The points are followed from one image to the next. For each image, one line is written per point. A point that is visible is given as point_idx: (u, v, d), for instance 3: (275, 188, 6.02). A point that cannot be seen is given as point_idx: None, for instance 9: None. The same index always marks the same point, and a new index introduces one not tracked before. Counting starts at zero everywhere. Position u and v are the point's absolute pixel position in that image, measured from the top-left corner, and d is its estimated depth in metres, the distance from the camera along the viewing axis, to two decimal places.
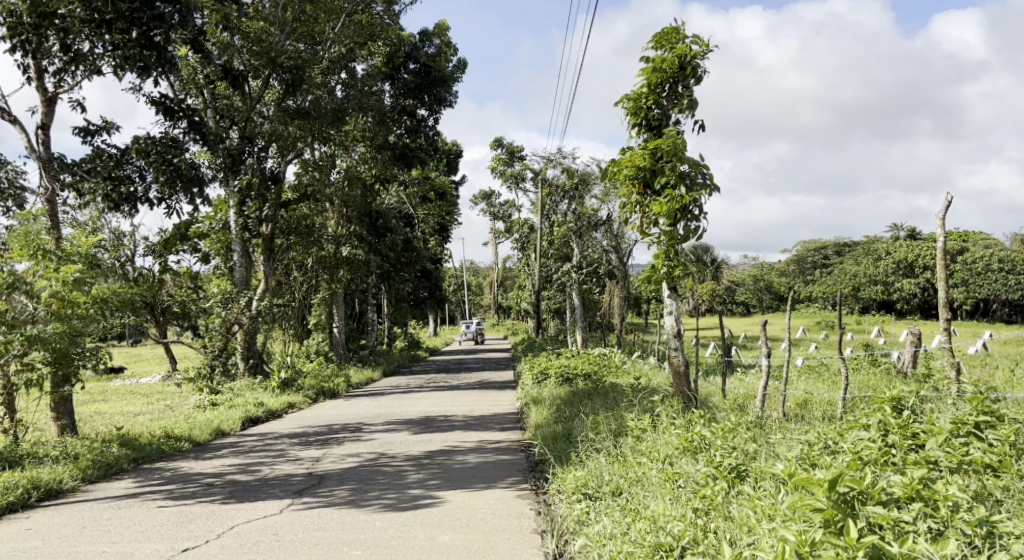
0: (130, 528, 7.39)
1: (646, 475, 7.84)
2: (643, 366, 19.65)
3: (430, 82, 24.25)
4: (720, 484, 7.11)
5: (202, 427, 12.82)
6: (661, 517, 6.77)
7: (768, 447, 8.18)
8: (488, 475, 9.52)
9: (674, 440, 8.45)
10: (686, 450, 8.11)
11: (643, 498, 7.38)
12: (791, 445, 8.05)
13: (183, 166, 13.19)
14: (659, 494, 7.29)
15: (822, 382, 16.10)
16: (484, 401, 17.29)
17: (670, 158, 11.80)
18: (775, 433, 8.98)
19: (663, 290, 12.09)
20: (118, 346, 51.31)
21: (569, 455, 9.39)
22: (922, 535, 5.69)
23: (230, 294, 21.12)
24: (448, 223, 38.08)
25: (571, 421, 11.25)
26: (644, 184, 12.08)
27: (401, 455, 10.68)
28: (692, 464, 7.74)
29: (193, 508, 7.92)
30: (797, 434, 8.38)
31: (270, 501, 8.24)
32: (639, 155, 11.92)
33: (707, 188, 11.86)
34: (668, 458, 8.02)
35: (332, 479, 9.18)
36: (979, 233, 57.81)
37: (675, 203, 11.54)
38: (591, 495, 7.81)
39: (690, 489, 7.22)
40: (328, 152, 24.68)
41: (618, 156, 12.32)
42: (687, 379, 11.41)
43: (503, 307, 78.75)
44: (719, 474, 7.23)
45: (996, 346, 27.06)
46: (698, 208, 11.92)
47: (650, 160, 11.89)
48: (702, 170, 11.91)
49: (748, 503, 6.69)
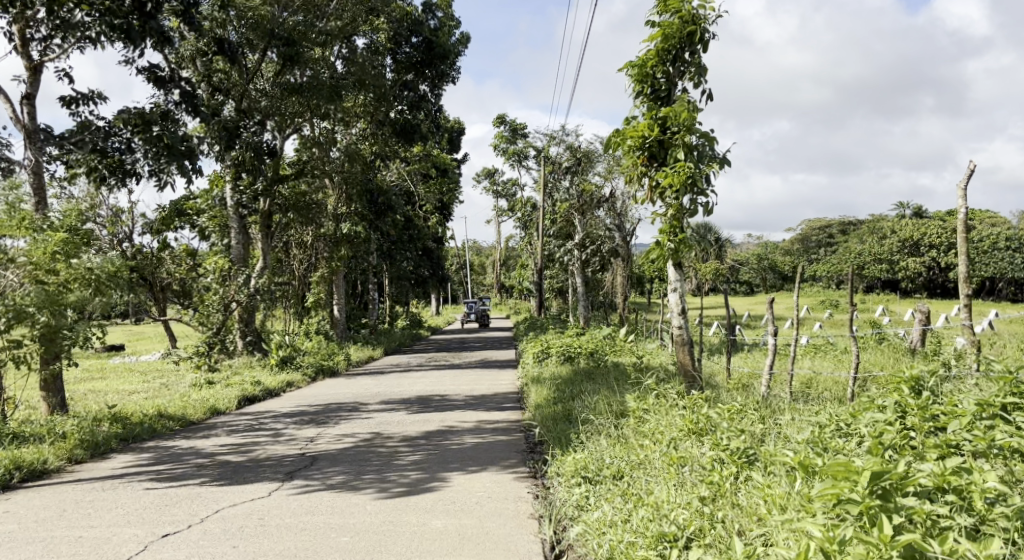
0: (110, 511, 7.13)
1: (648, 458, 7.56)
2: (647, 345, 19.42)
3: (432, 57, 23.92)
4: (727, 470, 6.83)
5: (196, 406, 12.55)
6: (665, 505, 6.49)
7: (777, 429, 7.89)
8: (486, 457, 9.26)
9: (678, 421, 8.15)
10: (689, 433, 7.82)
11: (646, 483, 7.11)
12: (800, 427, 7.77)
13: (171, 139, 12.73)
14: (663, 479, 7.01)
15: (828, 361, 15.86)
16: (484, 381, 17.03)
17: (678, 128, 11.35)
18: (785, 415, 8.68)
19: (668, 266, 11.69)
20: (120, 325, 51.28)
21: (569, 437, 9.09)
22: (957, 532, 5.42)
23: (227, 271, 20.82)
24: (449, 201, 37.70)
25: (573, 401, 10.97)
26: (650, 156, 11.67)
27: (397, 436, 10.41)
28: (697, 449, 7.44)
29: (177, 491, 7.65)
30: (807, 416, 8.10)
31: (259, 483, 7.98)
32: (645, 125, 11.48)
33: (718, 160, 11.42)
34: (672, 440, 7.73)
35: (325, 460, 8.92)
36: (985, 211, 57.35)
37: (684, 174, 11.10)
38: (592, 479, 7.53)
39: (696, 476, 6.94)
40: (328, 128, 24.28)
41: (623, 125, 11.87)
42: (692, 357, 11.06)
43: (507, 286, 78.64)
44: (727, 460, 6.94)
45: (1002, 325, 26.78)
46: (706, 181, 11.48)
47: (657, 130, 11.49)
48: (713, 141, 11.44)
49: (758, 492, 6.41)
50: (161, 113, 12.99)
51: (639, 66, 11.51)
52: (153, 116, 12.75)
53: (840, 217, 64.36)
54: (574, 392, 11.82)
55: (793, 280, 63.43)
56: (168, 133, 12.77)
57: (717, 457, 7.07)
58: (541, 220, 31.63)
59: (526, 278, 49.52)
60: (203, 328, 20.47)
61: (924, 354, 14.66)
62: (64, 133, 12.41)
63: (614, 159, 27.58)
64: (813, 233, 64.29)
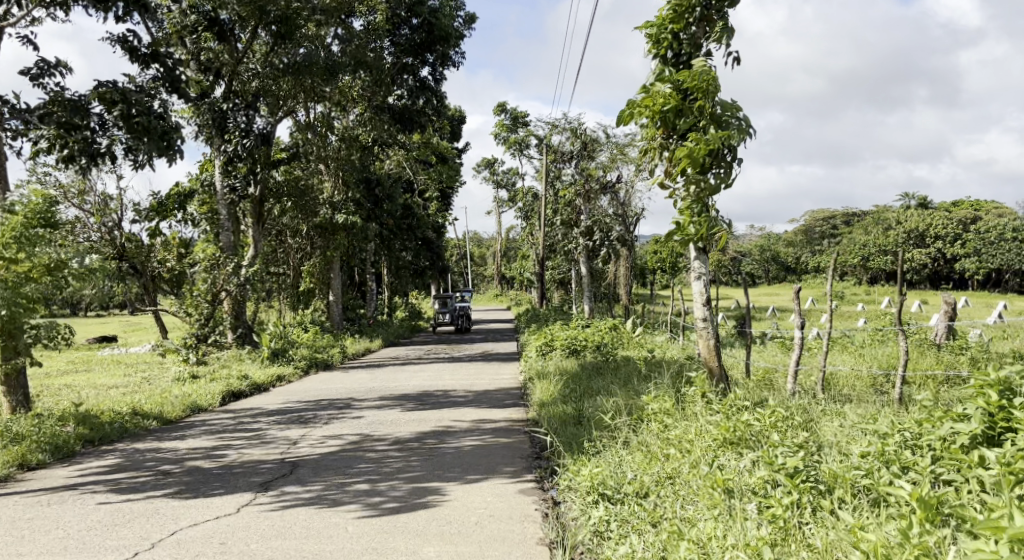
0: (47, 535, 6.33)
1: (687, 473, 6.79)
2: (656, 338, 18.55)
3: (433, 40, 22.51)
4: (786, 499, 6.07)
5: (175, 402, 11.65)
6: (711, 544, 5.74)
7: (828, 442, 7.10)
8: (487, 463, 8.36)
9: (711, 428, 7.38)
10: (725, 446, 7.06)
11: (684, 510, 6.34)
12: (861, 437, 7.05)
13: (148, 117, 11.90)
14: (706, 507, 6.23)
15: (848, 355, 14.93)
16: (483, 376, 16.12)
17: (700, 95, 10.32)
18: (829, 423, 7.87)
19: (690, 251, 10.52)
20: (111, 319, 50.36)
21: (583, 444, 8.16)
22: None
23: (217, 260, 19.82)
24: (450, 189, 36.65)
25: (584, 400, 10.04)
26: (669, 127, 10.62)
27: (389, 438, 9.50)
28: (742, 465, 6.70)
29: (132, 507, 6.82)
30: (860, 427, 7.27)
31: (228, 495, 7.12)
32: (665, 90, 10.42)
33: (745, 133, 10.36)
34: (707, 455, 6.96)
35: (307, 468, 8.04)
36: (991, 203, 56.57)
37: (703, 148, 10.08)
38: (614, 497, 6.73)
39: (749, 505, 6.19)
40: (323, 111, 23.32)
41: (641, 92, 10.81)
42: (718, 354, 10.06)
43: (507, 279, 77.70)
44: (782, 485, 6.20)
45: (1011, 319, 26.14)
46: (730, 154, 10.45)
47: (678, 99, 10.41)
48: (739, 111, 10.40)
49: (834, 535, 5.66)
50: (137, 86, 12.16)
51: (658, 24, 10.46)
52: (129, 91, 11.84)
53: (845, 208, 63.34)
54: (584, 390, 10.88)
55: (796, 271, 62.55)
56: (145, 110, 11.93)
57: (769, 478, 6.32)
58: (544, 209, 30.66)
59: (527, 269, 48.50)
60: (190, 320, 19.52)
61: (954, 352, 13.75)
62: (30, 107, 11.54)
63: (619, 146, 26.71)
64: (816, 224, 63.51)
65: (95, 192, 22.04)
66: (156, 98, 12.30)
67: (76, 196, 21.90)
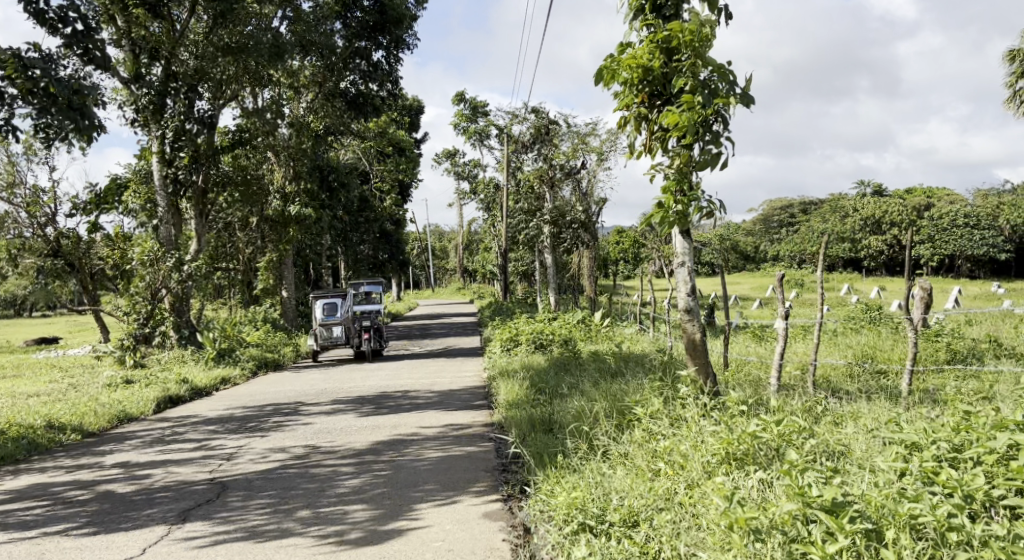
0: None
1: (687, 505, 5.99)
2: (625, 331, 17.78)
3: (386, 21, 21.26)
4: (827, 544, 5.17)
5: (100, 412, 10.57)
6: None
7: (850, 457, 6.39)
8: (447, 479, 7.42)
9: (708, 438, 6.60)
10: (727, 463, 6.31)
11: (690, 551, 5.56)
12: (883, 448, 6.38)
13: (57, 87, 10.71)
14: (723, 551, 5.44)
15: (822, 345, 14.26)
16: (445, 374, 15.18)
17: (688, 55, 9.12)
18: (837, 425, 7.14)
19: (673, 233, 9.43)
20: (56, 320, 48.38)
21: (556, 457, 7.27)
22: None
23: (156, 255, 18.64)
24: (408, 181, 35.47)
25: (556, 403, 9.09)
26: (651, 92, 9.47)
27: (340, 449, 8.56)
28: (751, 489, 5.93)
29: (14, 551, 5.98)
30: (881, 438, 6.56)
31: (135, 531, 6.24)
32: (646, 50, 9.21)
33: (738, 97, 9.20)
34: (707, 475, 6.24)
35: (239, 488, 7.14)
36: (943, 190, 56.85)
37: (695, 115, 8.92)
38: (599, 530, 5.91)
39: (775, 554, 5.28)
40: (271, 95, 22.06)
41: (617, 53, 9.61)
42: (703, 347, 9.15)
43: (469, 272, 76.65)
44: (817, 524, 5.32)
45: (969, 305, 25.85)
46: (719, 122, 9.30)
47: (660, 59, 9.22)
48: (729, 72, 9.22)
49: None
50: (42, 57, 10.97)
51: None
52: (32, 58, 10.66)
53: (802, 197, 63.34)
54: (555, 392, 9.93)
55: (755, 260, 62.43)
56: (53, 81, 10.74)
57: (800, 513, 5.40)
58: (505, 201, 29.73)
59: (489, 261, 47.53)
60: (128, 321, 18.44)
61: (934, 339, 13.09)
62: None
63: (580, 135, 25.95)
64: (774, 213, 63.56)
65: (27, 185, 20.64)
66: (66, 69, 11.11)
67: (6, 189, 20.53)
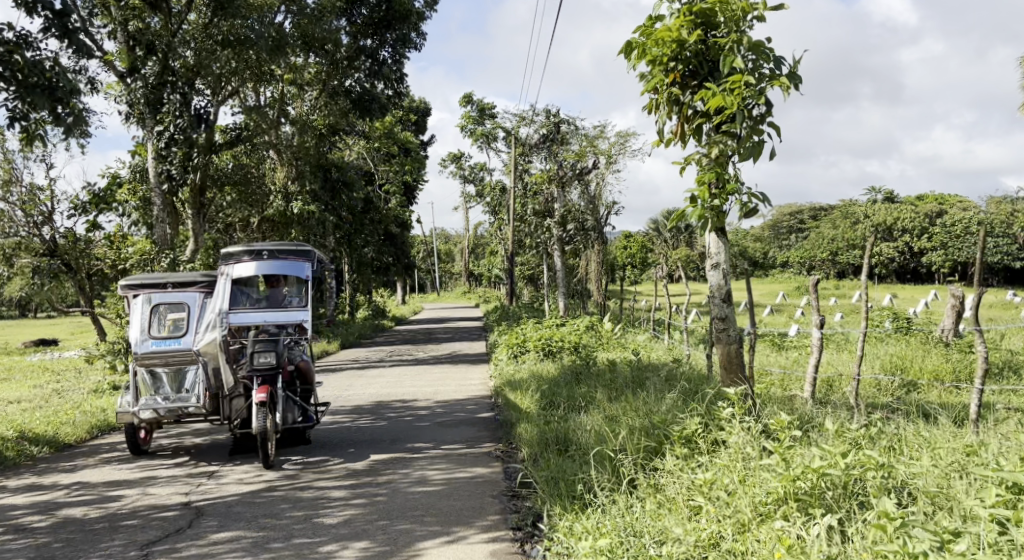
0: None
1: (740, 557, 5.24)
2: (638, 338, 16.96)
3: (392, 18, 20.58)
4: None
5: (80, 422, 9.88)
6: None
7: (938, 500, 5.66)
8: (449, 509, 6.69)
9: (760, 474, 5.87)
10: (784, 504, 5.57)
11: None
12: (975, 487, 5.71)
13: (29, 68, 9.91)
14: None
15: (845, 356, 13.40)
16: (450, 381, 14.41)
17: (730, 30, 8.33)
18: (904, 453, 6.43)
19: (707, 233, 8.60)
20: (59, 322, 47.72)
21: (575, 487, 6.53)
22: None
23: (150, 255, 17.96)
24: (413, 181, 34.66)
25: (572, 417, 8.33)
26: (685, 72, 8.66)
27: (333, 468, 7.83)
28: (816, 540, 5.18)
29: None
30: (969, 477, 5.86)
31: None
32: (680, 24, 8.42)
33: (782, 79, 8.39)
34: (763, 517, 5.53)
35: (215, 516, 6.46)
36: (956, 197, 55.87)
37: (734, 95, 8.11)
38: None
39: None
40: (274, 91, 21.35)
41: (646, 26, 8.82)
42: (739, 358, 8.49)
43: (476, 275, 75.84)
44: None
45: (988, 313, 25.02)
46: (760, 107, 8.49)
47: (697, 34, 8.43)
48: (771, 49, 8.40)
49: None
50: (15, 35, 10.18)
51: None
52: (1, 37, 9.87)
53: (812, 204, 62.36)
54: (570, 406, 9.15)
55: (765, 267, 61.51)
56: (24, 61, 9.93)
57: None
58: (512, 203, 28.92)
59: (495, 265, 46.66)
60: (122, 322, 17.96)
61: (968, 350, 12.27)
62: None
63: (589, 136, 25.22)
64: (783, 219, 62.64)
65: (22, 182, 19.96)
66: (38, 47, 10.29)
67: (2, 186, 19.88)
